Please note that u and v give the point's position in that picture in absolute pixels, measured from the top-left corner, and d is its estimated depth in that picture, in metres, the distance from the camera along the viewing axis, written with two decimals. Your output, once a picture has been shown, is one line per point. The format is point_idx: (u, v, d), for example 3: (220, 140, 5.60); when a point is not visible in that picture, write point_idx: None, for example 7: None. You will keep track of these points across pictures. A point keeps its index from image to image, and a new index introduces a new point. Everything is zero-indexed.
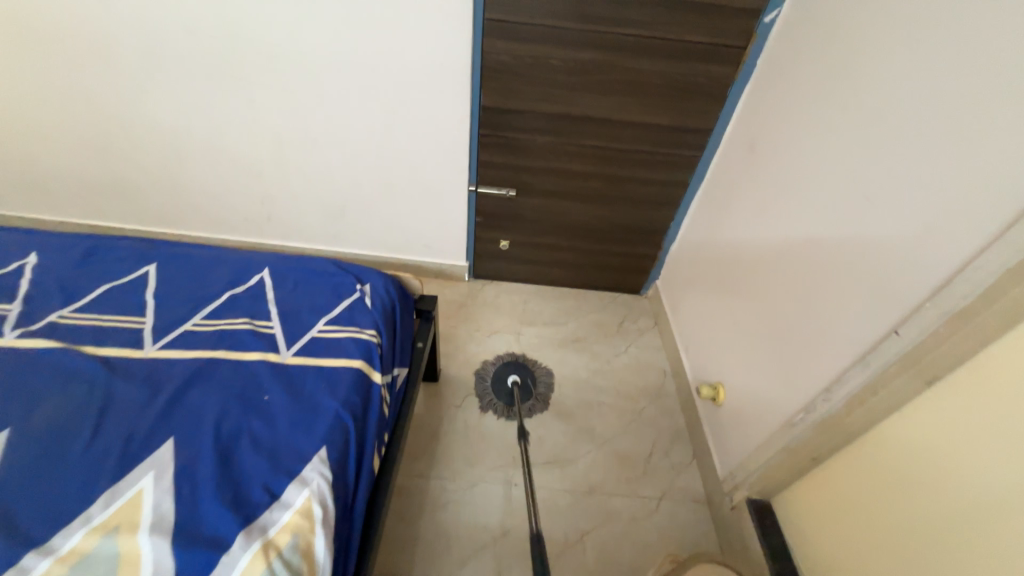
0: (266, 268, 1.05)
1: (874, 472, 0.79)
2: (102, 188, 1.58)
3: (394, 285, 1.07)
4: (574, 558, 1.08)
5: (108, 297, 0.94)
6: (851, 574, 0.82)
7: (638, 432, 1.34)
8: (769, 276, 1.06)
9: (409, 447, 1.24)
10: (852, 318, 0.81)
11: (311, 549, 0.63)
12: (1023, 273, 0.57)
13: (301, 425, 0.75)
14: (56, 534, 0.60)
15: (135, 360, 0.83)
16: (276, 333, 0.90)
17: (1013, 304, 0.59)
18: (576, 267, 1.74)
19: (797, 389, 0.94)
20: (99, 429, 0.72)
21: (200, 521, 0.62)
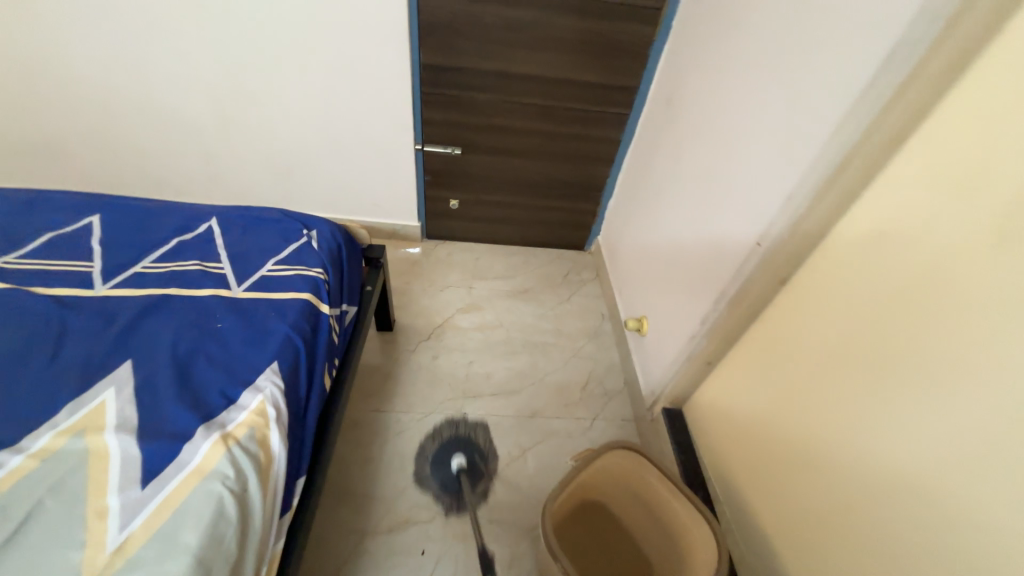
0: (213, 217, 1.10)
1: (753, 361, 0.96)
2: (32, 151, 1.53)
3: (341, 231, 1.15)
4: (516, 469, 1.22)
5: (53, 245, 0.97)
6: (737, 451, 1.00)
7: (577, 366, 1.49)
8: (682, 215, 1.21)
9: (365, 387, 1.34)
10: (734, 240, 0.96)
11: (266, 441, 0.72)
12: (835, 184, 0.73)
13: (254, 345, 0.83)
14: (24, 437, 0.66)
15: (87, 297, 0.87)
16: (226, 272, 0.97)
17: (832, 208, 0.75)
18: (523, 224, 1.85)
19: (696, 306, 1.10)
20: (56, 354, 0.77)
21: (163, 419, 0.70)
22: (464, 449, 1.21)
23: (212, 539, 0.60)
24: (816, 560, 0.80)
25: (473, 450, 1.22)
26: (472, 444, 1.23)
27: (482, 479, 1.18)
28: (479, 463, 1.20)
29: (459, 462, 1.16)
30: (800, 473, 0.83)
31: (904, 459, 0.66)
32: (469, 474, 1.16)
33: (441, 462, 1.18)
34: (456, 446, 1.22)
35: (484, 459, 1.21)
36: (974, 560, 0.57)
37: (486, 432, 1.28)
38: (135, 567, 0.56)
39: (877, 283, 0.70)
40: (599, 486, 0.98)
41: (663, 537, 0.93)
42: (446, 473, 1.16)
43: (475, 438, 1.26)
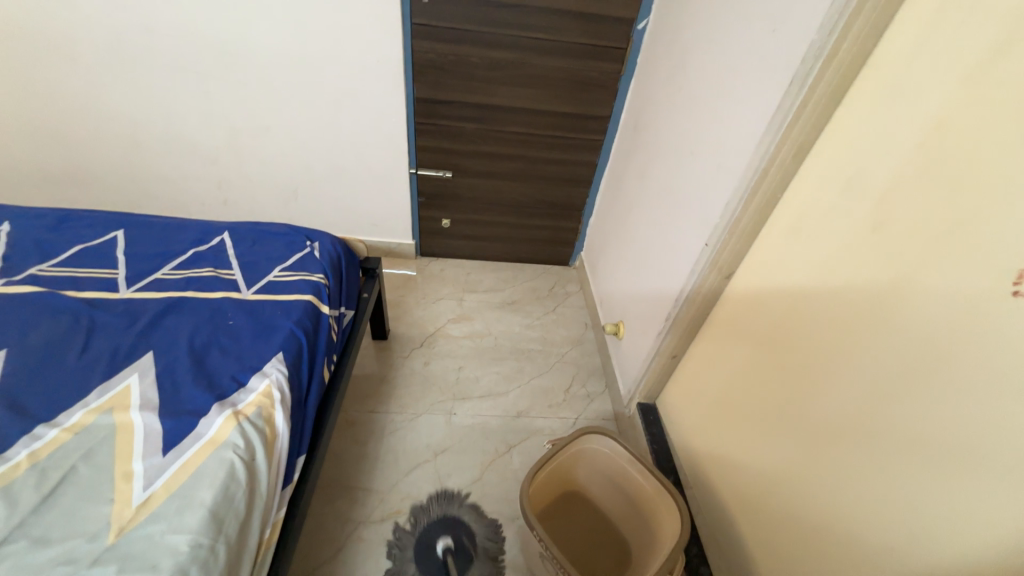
0: (226, 232, 1.22)
1: (711, 351, 1.08)
2: (56, 177, 1.67)
3: (341, 243, 1.27)
4: (503, 464, 1.29)
5: (82, 255, 1.08)
6: (702, 434, 1.10)
7: (561, 370, 1.59)
8: (649, 227, 1.35)
9: (361, 390, 1.43)
10: (690, 243, 1.09)
11: (272, 419, 0.81)
12: (761, 191, 0.87)
13: (261, 338, 0.93)
14: (60, 414, 0.75)
15: (113, 299, 0.98)
16: (237, 278, 1.08)
17: (761, 210, 0.89)
18: (510, 241, 1.98)
19: (663, 303, 1.21)
20: (87, 346, 0.87)
21: (181, 399, 0.80)
22: (451, 531, 1.13)
23: (225, 498, 0.68)
24: (772, 526, 0.88)
25: (461, 530, 1.14)
26: (459, 523, 1.15)
27: (472, 564, 1.08)
28: (468, 544, 1.11)
29: (444, 543, 1.09)
30: (757, 447, 0.93)
31: (833, 419, 0.76)
32: (456, 556, 1.08)
33: (426, 549, 1.09)
34: (442, 527, 1.14)
35: (472, 538, 1.12)
36: (889, 500, 0.66)
37: (479, 512, 1.18)
38: (156, 520, 0.64)
39: (801, 272, 0.82)
40: (575, 468, 1.08)
41: (636, 517, 1.03)
42: (432, 558, 1.08)
43: (465, 517, 1.17)
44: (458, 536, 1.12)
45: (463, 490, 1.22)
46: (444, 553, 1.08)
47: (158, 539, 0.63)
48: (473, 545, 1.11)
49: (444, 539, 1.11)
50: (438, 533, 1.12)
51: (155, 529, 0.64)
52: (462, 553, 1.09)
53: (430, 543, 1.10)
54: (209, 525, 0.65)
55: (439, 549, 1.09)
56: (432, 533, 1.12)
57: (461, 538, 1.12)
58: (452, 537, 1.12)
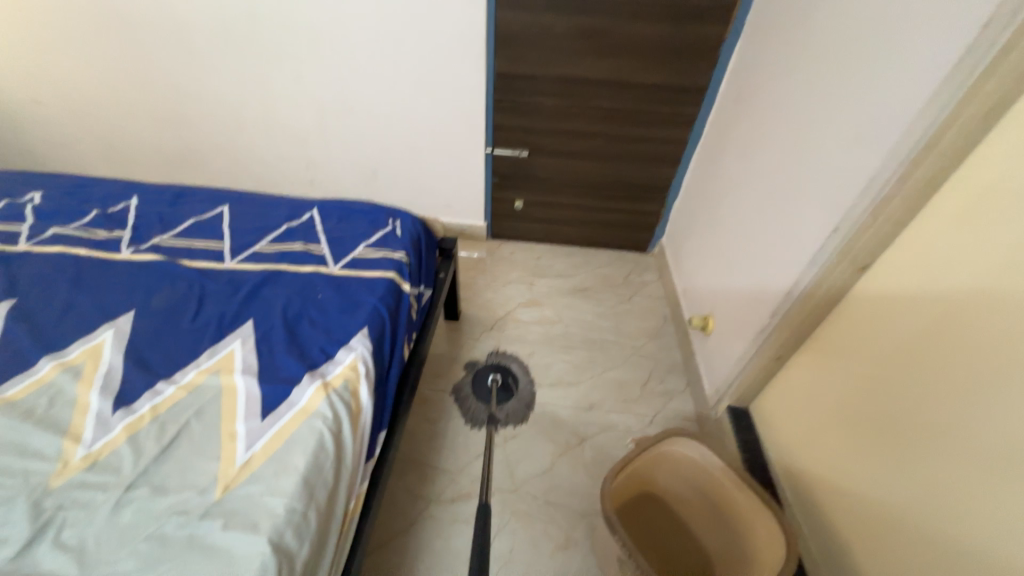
0: (315, 208, 1.27)
1: (829, 356, 0.93)
2: (173, 158, 1.85)
3: (420, 222, 1.27)
4: (574, 456, 1.23)
5: (194, 227, 1.17)
6: (808, 448, 0.97)
7: (637, 363, 1.49)
8: (750, 211, 1.20)
9: (433, 369, 1.44)
10: (808, 229, 0.94)
11: (357, 393, 0.82)
12: (915, 167, 0.72)
13: (348, 312, 0.95)
14: (176, 372, 0.82)
15: (220, 269, 1.05)
16: (325, 253, 1.11)
17: (915, 189, 0.73)
18: (585, 225, 1.89)
19: (767, 296, 1.07)
20: (198, 312, 0.94)
21: (277, 367, 0.83)
22: (499, 370, 1.13)
23: (315, 466, 0.70)
24: (898, 568, 0.74)
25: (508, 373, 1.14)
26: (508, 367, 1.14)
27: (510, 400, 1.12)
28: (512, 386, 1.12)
29: (491, 378, 1.10)
30: (883, 472, 0.78)
31: (998, 450, 0.61)
32: (500, 392, 1.11)
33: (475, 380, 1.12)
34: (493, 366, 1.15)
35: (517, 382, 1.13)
36: None
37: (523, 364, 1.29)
38: (256, 481, 0.67)
39: (975, 265, 0.66)
40: (656, 472, 0.99)
41: (726, 533, 0.93)
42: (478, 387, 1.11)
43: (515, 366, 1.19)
44: (506, 377, 1.12)
45: (529, 459, 1.22)
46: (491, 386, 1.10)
47: (257, 499, 0.65)
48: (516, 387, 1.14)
49: (492, 374, 1.11)
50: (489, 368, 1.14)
51: (254, 489, 0.66)
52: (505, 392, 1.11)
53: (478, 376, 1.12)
54: (302, 491, 0.67)
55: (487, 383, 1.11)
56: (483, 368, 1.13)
57: (509, 378, 1.12)
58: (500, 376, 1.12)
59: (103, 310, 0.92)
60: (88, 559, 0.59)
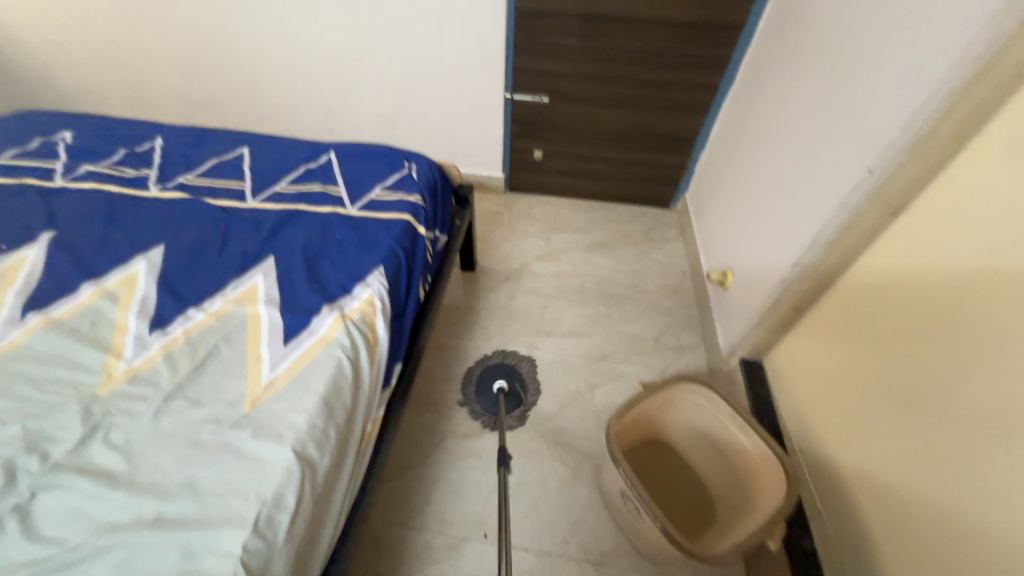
0: (333, 151, 1.27)
1: (849, 307, 0.90)
2: (196, 106, 1.86)
3: (436, 167, 1.26)
4: (584, 402, 1.26)
5: (216, 168, 1.20)
6: (818, 399, 0.97)
7: (652, 318, 1.49)
8: (778, 159, 1.14)
9: (448, 316, 1.47)
10: (839, 175, 0.89)
11: (373, 326, 0.85)
12: (960, 102, 0.66)
13: (365, 251, 0.97)
14: (205, 301, 0.86)
15: (242, 208, 1.08)
16: (343, 195, 1.12)
17: (957, 125, 0.67)
18: (606, 178, 1.83)
19: (790, 247, 1.03)
20: (224, 247, 0.97)
21: (298, 299, 0.87)
22: (508, 375, 1.05)
23: (334, 389, 0.74)
24: (901, 513, 0.74)
25: (517, 378, 1.05)
26: (516, 370, 1.06)
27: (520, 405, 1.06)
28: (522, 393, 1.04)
29: (499, 385, 1.02)
30: (896, 422, 0.77)
31: (1022, 398, 0.59)
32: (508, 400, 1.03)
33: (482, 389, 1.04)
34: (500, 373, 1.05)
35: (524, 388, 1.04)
36: None
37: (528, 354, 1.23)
38: (280, 399, 0.72)
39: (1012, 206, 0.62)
40: (663, 415, 1.02)
41: (729, 475, 0.95)
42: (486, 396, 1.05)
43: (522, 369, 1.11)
44: (513, 383, 1.04)
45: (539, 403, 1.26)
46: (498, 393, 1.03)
47: (282, 415, 0.70)
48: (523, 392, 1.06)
49: (499, 380, 1.03)
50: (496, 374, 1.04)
51: (279, 405, 0.71)
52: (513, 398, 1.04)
53: (483, 381, 1.03)
54: (322, 410, 0.71)
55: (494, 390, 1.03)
56: (490, 375, 1.04)
57: (516, 384, 1.03)
58: (507, 381, 1.04)
59: (135, 243, 0.96)
60: (133, 458, 0.65)
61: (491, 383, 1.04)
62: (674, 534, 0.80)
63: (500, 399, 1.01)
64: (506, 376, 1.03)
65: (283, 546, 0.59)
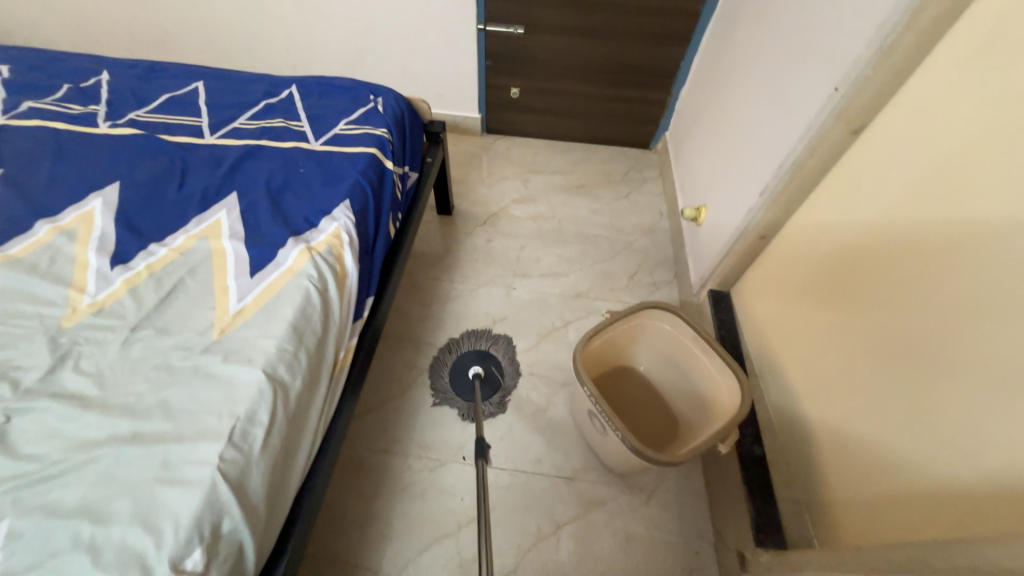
0: (294, 85, 1.21)
1: (810, 230, 0.92)
2: (145, 42, 1.73)
3: (404, 100, 1.21)
4: (558, 337, 1.30)
5: (169, 103, 1.13)
6: (777, 322, 1.01)
7: (627, 257, 1.51)
8: (753, 86, 1.12)
9: (425, 259, 1.47)
10: (808, 96, 0.88)
11: (341, 258, 0.85)
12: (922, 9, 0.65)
13: (330, 185, 0.95)
14: (167, 237, 0.85)
15: (200, 144, 1.03)
16: (306, 129, 1.08)
17: (920, 35, 0.66)
18: (585, 116, 1.78)
19: (759, 176, 1.04)
20: (183, 183, 0.94)
21: (263, 233, 0.86)
22: (482, 359, 1.01)
23: (303, 317, 0.75)
24: (841, 416, 0.80)
25: (492, 361, 1.01)
26: (491, 354, 1.02)
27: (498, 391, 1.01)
28: (498, 377, 1.00)
29: (474, 370, 0.98)
30: (846, 335, 0.81)
31: (961, 299, 0.62)
32: (484, 386, 0.99)
33: (456, 376, 1.00)
34: (475, 356, 1.01)
35: (500, 371, 1.00)
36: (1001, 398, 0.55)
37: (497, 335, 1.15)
38: (249, 326, 0.73)
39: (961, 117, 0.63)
40: (631, 341, 1.06)
41: (691, 396, 1.01)
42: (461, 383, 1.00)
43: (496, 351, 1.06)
44: (488, 366, 1.00)
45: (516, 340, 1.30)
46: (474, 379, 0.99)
47: (251, 340, 0.71)
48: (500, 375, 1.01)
49: (474, 365, 0.99)
50: (470, 359, 1.00)
51: (248, 332, 0.72)
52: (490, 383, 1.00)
53: (458, 368, 0.99)
54: (291, 336, 0.72)
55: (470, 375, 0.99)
56: (464, 361, 1.00)
57: (492, 369, 0.99)
58: (483, 366, 1.00)
59: (88, 181, 0.93)
60: (106, 384, 0.66)
61: (466, 369, 1.00)
62: (635, 444, 0.86)
63: (476, 385, 0.98)
64: (482, 360, 0.99)
65: (259, 456, 0.62)
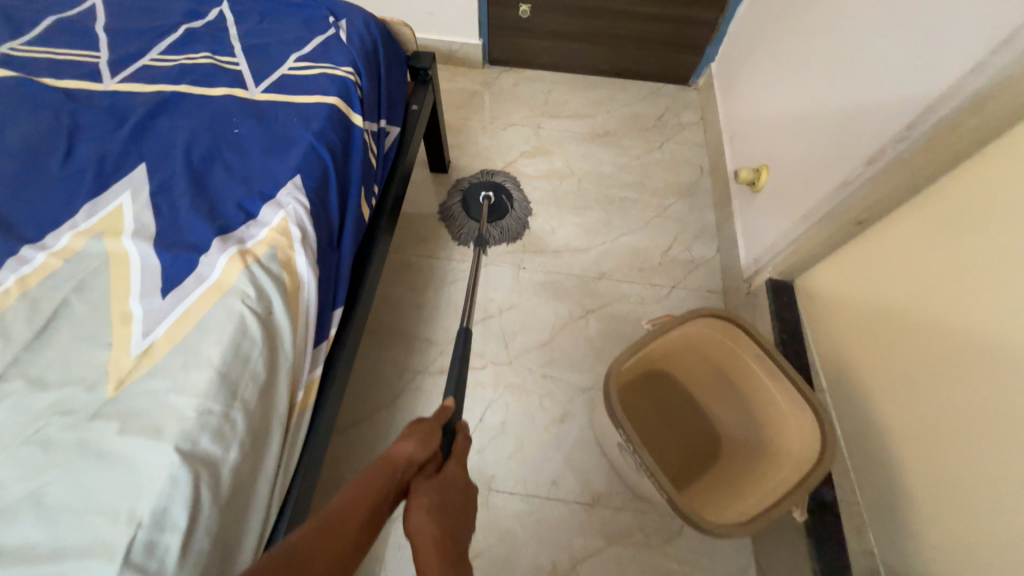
0: (226, 2, 0.89)
1: (943, 221, 0.67)
2: None
3: (377, 25, 0.89)
4: (576, 330, 1.09)
5: (56, 30, 0.83)
6: (863, 334, 0.79)
7: (661, 227, 1.25)
8: (861, 1, 0.79)
9: (416, 231, 1.22)
10: (979, 17, 0.58)
11: (291, 263, 0.62)
12: None
13: (275, 154, 0.69)
14: (47, 235, 0.61)
15: (96, 92, 0.75)
16: (243, 69, 0.79)
17: None
18: (613, 42, 1.42)
19: (868, 137, 0.76)
20: (72, 152, 0.68)
21: (180, 229, 0.62)
22: (493, 189, 1.17)
23: (237, 358, 0.54)
24: (965, 475, 0.61)
25: (502, 192, 1.17)
26: (502, 186, 1.18)
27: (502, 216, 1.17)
28: (505, 203, 1.17)
29: (486, 193, 1.14)
30: (983, 374, 0.59)
31: None
32: (491, 207, 1.15)
33: (469, 196, 1.15)
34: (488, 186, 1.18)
35: (508, 199, 1.16)
36: None
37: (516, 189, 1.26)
38: (159, 374, 0.52)
39: None
40: (672, 350, 0.86)
41: (746, 418, 0.83)
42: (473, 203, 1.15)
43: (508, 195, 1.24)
44: (499, 193, 1.16)
45: (528, 333, 1.09)
46: (484, 201, 1.15)
47: (161, 398, 0.51)
48: (508, 205, 1.17)
49: (486, 191, 1.15)
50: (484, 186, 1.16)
51: (158, 386, 0.51)
52: (497, 207, 1.16)
53: (472, 191, 1.15)
54: (219, 388, 0.52)
55: (479, 201, 1.15)
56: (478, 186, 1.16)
57: (502, 196, 1.16)
58: (493, 193, 1.16)
59: None
60: None
61: (479, 194, 1.16)
62: (664, 484, 0.68)
63: (486, 204, 1.13)
64: (494, 188, 1.16)
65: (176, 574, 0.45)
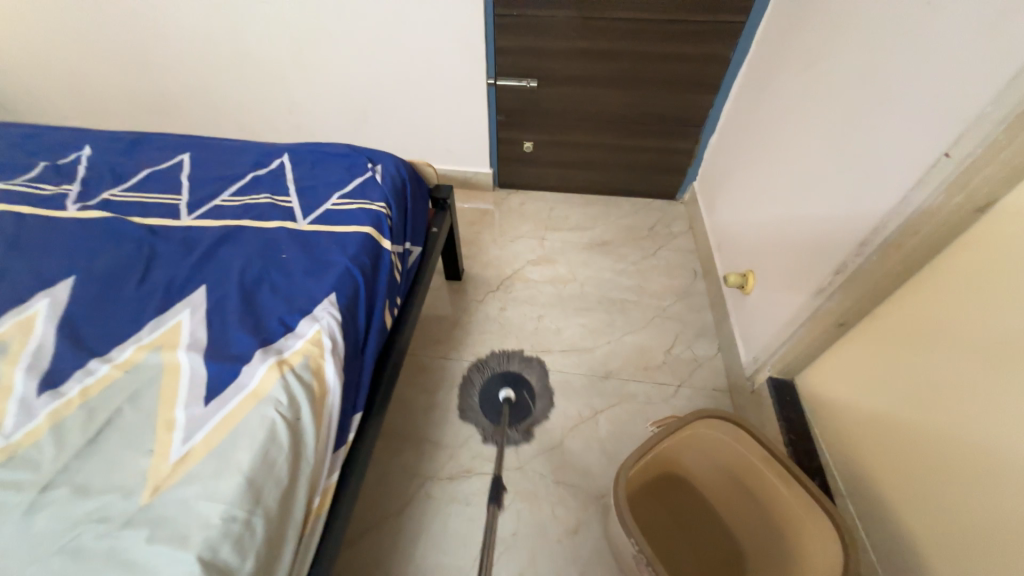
0: (286, 154, 1.10)
1: (917, 325, 0.73)
2: (148, 105, 1.67)
3: (406, 167, 1.08)
4: (587, 431, 1.10)
5: (149, 179, 1.03)
6: (872, 436, 0.80)
7: (662, 326, 1.32)
8: (807, 142, 0.96)
9: (431, 334, 1.30)
10: (897, 160, 0.72)
11: (321, 371, 0.69)
12: None
13: (314, 275, 0.81)
14: (113, 349, 0.70)
15: (173, 226, 0.91)
16: (294, 206, 0.96)
17: None
18: (605, 168, 1.66)
19: (832, 249, 0.86)
20: (146, 276, 0.81)
21: (227, 341, 0.70)
22: (513, 383, 0.99)
23: (264, 464, 0.58)
24: None
25: (524, 387, 0.99)
26: (523, 378, 1.00)
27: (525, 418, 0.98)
28: (527, 402, 0.98)
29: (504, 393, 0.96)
30: (993, 478, 0.60)
31: None
32: (511, 409, 0.97)
33: (485, 395, 0.99)
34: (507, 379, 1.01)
35: (530, 398, 0.98)
36: None
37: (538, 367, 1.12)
38: (191, 480, 0.56)
39: None
40: (682, 453, 0.87)
41: (765, 527, 0.80)
42: (490, 403, 0.99)
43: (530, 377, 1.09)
44: (519, 390, 0.98)
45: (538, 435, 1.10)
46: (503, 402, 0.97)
47: (190, 504, 0.54)
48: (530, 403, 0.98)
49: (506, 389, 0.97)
50: (503, 380, 1.00)
51: (189, 493, 0.55)
52: (519, 408, 0.97)
53: (489, 389, 0.99)
54: (245, 494, 0.55)
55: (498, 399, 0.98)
56: (496, 380, 1.00)
57: (523, 393, 0.98)
58: (513, 391, 0.98)
59: (37, 275, 0.79)
60: None
61: (496, 391, 0.99)
62: None
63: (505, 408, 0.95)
64: (514, 384, 0.99)
65: None
